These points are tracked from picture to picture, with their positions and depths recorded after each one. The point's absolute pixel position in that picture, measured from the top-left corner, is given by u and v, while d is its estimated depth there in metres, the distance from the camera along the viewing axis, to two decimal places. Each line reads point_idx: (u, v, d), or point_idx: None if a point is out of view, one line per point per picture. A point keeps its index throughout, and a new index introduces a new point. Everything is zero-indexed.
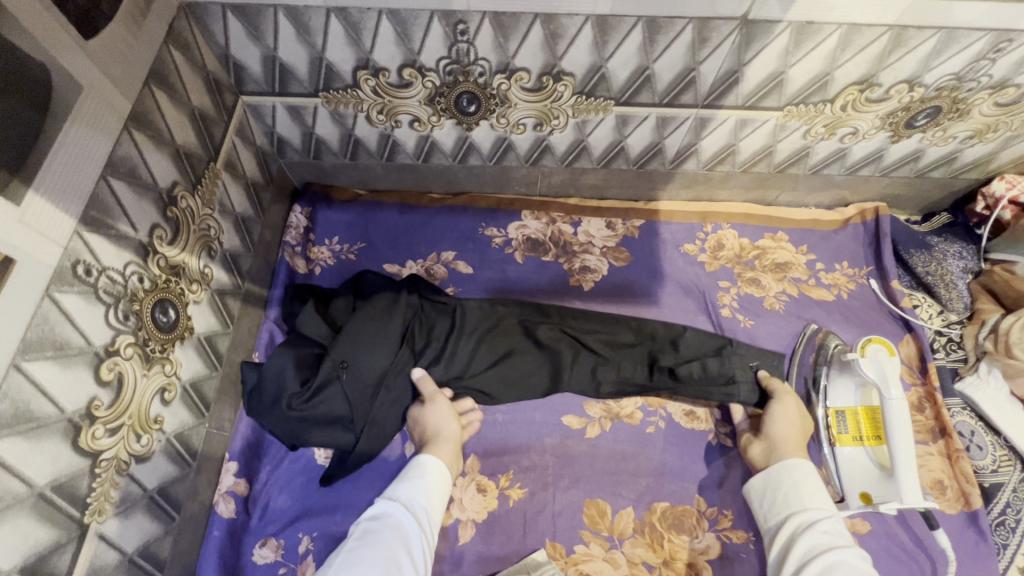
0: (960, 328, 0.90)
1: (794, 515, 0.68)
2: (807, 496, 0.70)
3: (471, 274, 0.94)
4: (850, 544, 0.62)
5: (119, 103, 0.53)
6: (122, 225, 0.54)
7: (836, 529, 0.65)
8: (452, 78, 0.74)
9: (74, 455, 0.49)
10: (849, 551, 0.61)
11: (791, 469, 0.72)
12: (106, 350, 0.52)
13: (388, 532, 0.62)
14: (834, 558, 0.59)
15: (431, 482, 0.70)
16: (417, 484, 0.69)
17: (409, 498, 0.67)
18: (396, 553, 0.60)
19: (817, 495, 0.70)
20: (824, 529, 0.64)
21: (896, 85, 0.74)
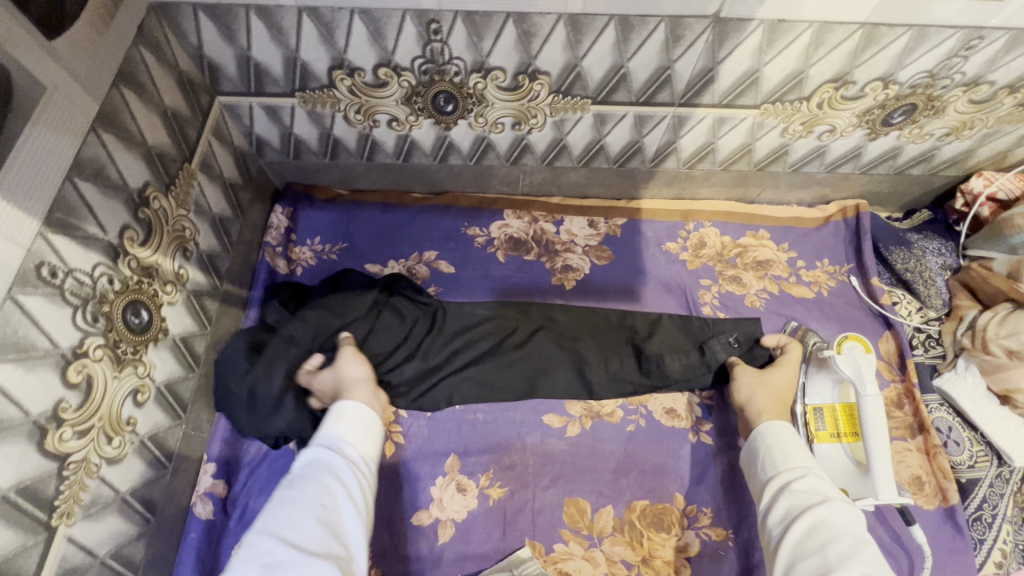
0: (938, 325, 0.90)
1: (775, 477, 0.65)
2: (781, 457, 0.67)
3: (453, 273, 0.94)
4: (831, 498, 0.59)
5: (86, 104, 0.53)
6: (90, 227, 0.54)
7: (813, 487, 0.62)
8: (428, 77, 0.74)
9: (41, 457, 0.49)
10: (826, 507, 0.58)
11: (763, 434, 0.70)
12: (74, 353, 0.52)
13: (318, 471, 0.58)
14: (812, 521, 0.57)
15: (355, 420, 0.65)
16: (340, 427, 0.64)
17: (335, 440, 0.62)
18: (326, 488, 0.56)
19: (794, 451, 0.66)
20: (803, 488, 0.61)
21: (871, 82, 0.74)
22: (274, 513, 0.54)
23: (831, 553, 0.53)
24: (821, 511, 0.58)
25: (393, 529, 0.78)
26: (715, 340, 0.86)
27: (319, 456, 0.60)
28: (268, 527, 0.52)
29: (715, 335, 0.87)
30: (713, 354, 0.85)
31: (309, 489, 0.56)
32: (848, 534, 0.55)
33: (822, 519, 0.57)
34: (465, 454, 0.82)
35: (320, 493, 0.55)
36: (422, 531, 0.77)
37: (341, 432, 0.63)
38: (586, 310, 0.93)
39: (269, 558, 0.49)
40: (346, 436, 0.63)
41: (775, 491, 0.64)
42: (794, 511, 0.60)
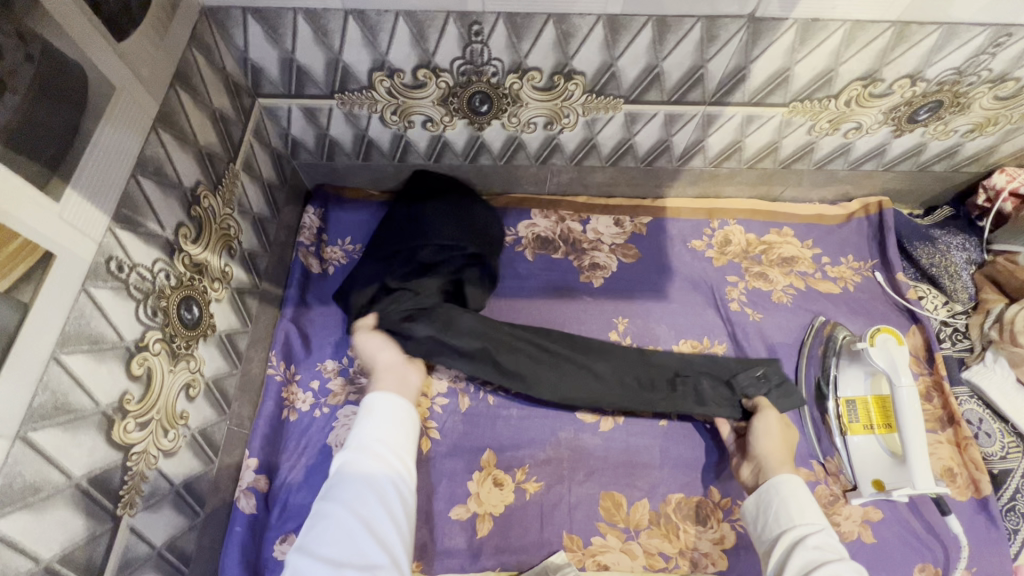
0: (965, 319, 0.92)
1: (787, 531, 0.65)
2: (795, 511, 0.67)
3: None
4: (843, 557, 0.60)
5: (148, 104, 0.54)
6: (151, 223, 0.56)
7: (829, 544, 0.62)
8: (466, 78, 0.75)
9: (108, 447, 0.50)
10: (844, 564, 0.58)
11: (777, 485, 0.69)
12: (136, 345, 0.53)
13: (354, 475, 0.60)
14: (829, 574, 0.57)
15: (385, 414, 0.66)
16: (370, 421, 0.66)
17: (368, 441, 0.64)
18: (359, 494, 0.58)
19: (809, 506, 0.67)
20: (818, 544, 0.62)
21: (899, 80, 0.76)
22: (312, 529, 0.55)
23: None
24: (839, 566, 0.58)
25: (432, 523, 0.78)
26: (746, 375, 0.83)
27: (352, 459, 0.62)
28: (303, 544, 0.54)
29: (746, 369, 0.84)
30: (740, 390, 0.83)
31: (343, 498, 0.57)
32: None
33: (838, 573, 0.57)
34: (500, 449, 0.83)
35: (357, 498, 0.57)
36: (461, 525, 0.78)
37: (373, 430, 0.65)
38: (615, 306, 0.94)
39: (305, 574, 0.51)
40: (377, 439, 0.64)
41: (786, 548, 0.64)
42: (810, 565, 0.60)
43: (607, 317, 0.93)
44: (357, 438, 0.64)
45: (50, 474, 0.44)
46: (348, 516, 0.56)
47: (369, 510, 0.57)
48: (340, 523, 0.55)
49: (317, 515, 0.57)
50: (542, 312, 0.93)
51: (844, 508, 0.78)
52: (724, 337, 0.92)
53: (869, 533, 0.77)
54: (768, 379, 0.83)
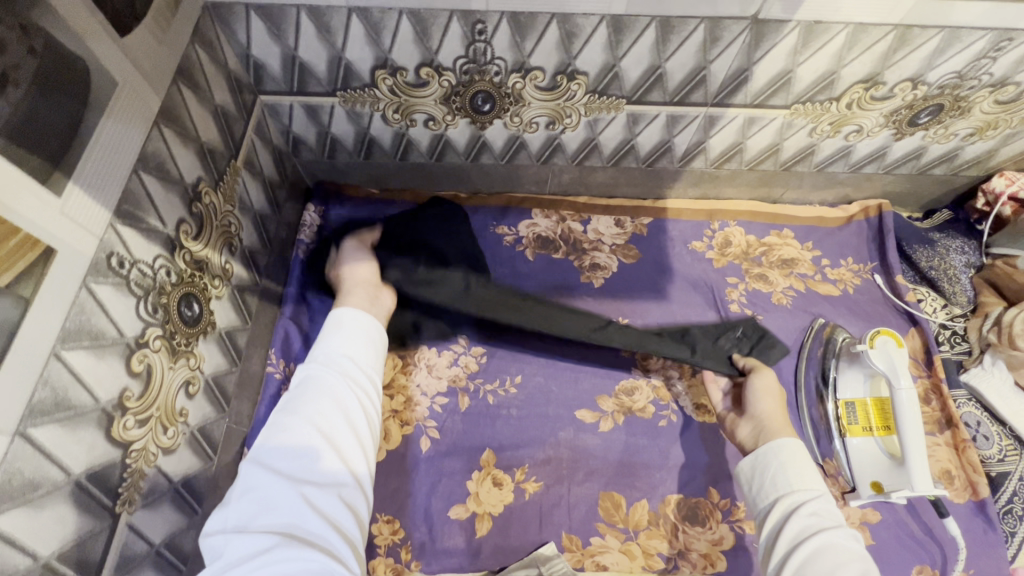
0: (964, 321, 0.92)
1: (783, 496, 0.65)
2: (795, 476, 0.66)
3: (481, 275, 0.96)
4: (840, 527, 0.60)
5: (150, 99, 0.54)
6: (152, 219, 0.55)
7: (825, 511, 0.62)
8: (468, 77, 0.75)
9: (108, 444, 0.50)
10: (840, 534, 0.59)
11: (778, 450, 0.68)
12: (137, 342, 0.53)
13: (316, 386, 0.59)
14: (823, 545, 0.57)
15: (351, 326, 0.66)
16: (337, 336, 0.65)
17: (335, 355, 0.63)
18: (319, 398, 0.58)
19: (806, 470, 0.67)
20: (815, 512, 0.62)
21: (901, 83, 0.76)
22: (269, 441, 0.55)
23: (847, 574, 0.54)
24: (835, 536, 0.58)
25: (431, 522, 0.78)
26: (725, 337, 0.88)
27: (317, 372, 0.61)
28: (260, 458, 0.54)
29: (726, 332, 0.89)
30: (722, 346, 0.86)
31: (304, 409, 0.56)
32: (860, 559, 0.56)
33: (834, 543, 0.58)
34: (500, 448, 0.83)
35: (320, 403, 0.57)
36: (460, 524, 0.78)
37: (340, 344, 0.64)
38: (615, 307, 0.94)
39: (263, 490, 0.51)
40: (341, 348, 0.64)
41: (780, 512, 0.64)
42: (805, 533, 0.60)
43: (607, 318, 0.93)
44: (322, 350, 0.63)
45: (50, 471, 0.44)
46: (308, 427, 0.55)
47: (330, 399, 0.58)
48: (298, 434, 0.55)
49: (280, 414, 0.57)
50: None
51: (842, 509, 0.78)
52: None
53: (867, 535, 0.77)
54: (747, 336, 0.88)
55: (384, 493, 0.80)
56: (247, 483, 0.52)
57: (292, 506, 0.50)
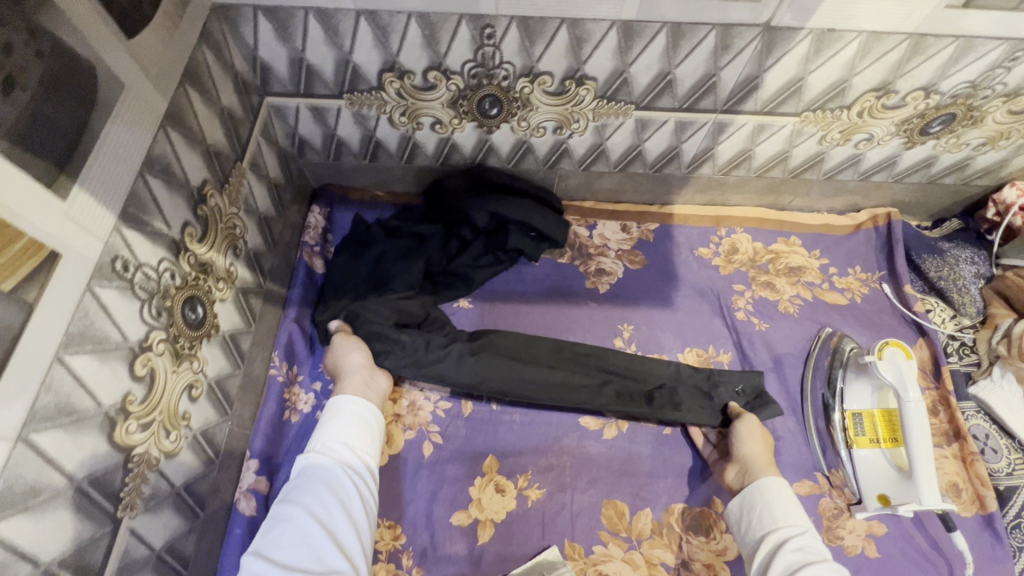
0: (973, 333, 0.91)
1: (770, 532, 0.68)
2: (779, 513, 0.68)
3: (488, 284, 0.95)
4: (824, 560, 0.62)
5: (157, 102, 0.54)
6: (157, 223, 0.55)
7: (811, 546, 0.64)
8: (476, 81, 0.75)
9: (110, 449, 0.49)
10: (827, 566, 0.61)
11: (763, 486, 0.71)
12: (140, 346, 0.53)
13: (316, 477, 0.63)
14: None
15: (350, 415, 0.70)
16: (334, 427, 0.69)
17: (333, 449, 0.67)
18: (319, 492, 0.62)
19: (792, 508, 0.69)
20: (801, 546, 0.64)
21: (913, 92, 0.75)
22: (270, 534, 0.58)
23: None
24: (821, 568, 0.60)
25: (433, 528, 0.78)
26: (724, 386, 0.85)
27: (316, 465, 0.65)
28: (262, 549, 0.57)
29: (726, 381, 0.85)
30: (719, 401, 0.84)
31: (304, 499, 0.61)
32: None
33: (821, 574, 0.60)
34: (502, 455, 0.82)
35: (320, 496, 0.61)
36: (461, 530, 0.77)
37: (337, 435, 0.68)
38: (620, 313, 0.93)
39: None
40: (338, 441, 0.68)
41: (768, 547, 0.66)
42: (793, 566, 0.62)
43: (612, 324, 0.93)
44: (321, 443, 0.68)
45: (51, 476, 0.44)
46: (308, 520, 0.59)
47: (327, 493, 0.62)
48: (299, 527, 0.58)
49: (280, 512, 0.61)
50: (547, 316, 0.93)
51: (848, 521, 0.78)
52: (730, 347, 0.91)
53: (873, 548, 0.76)
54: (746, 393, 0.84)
55: (385, 499, 0.79)
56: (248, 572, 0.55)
57: None
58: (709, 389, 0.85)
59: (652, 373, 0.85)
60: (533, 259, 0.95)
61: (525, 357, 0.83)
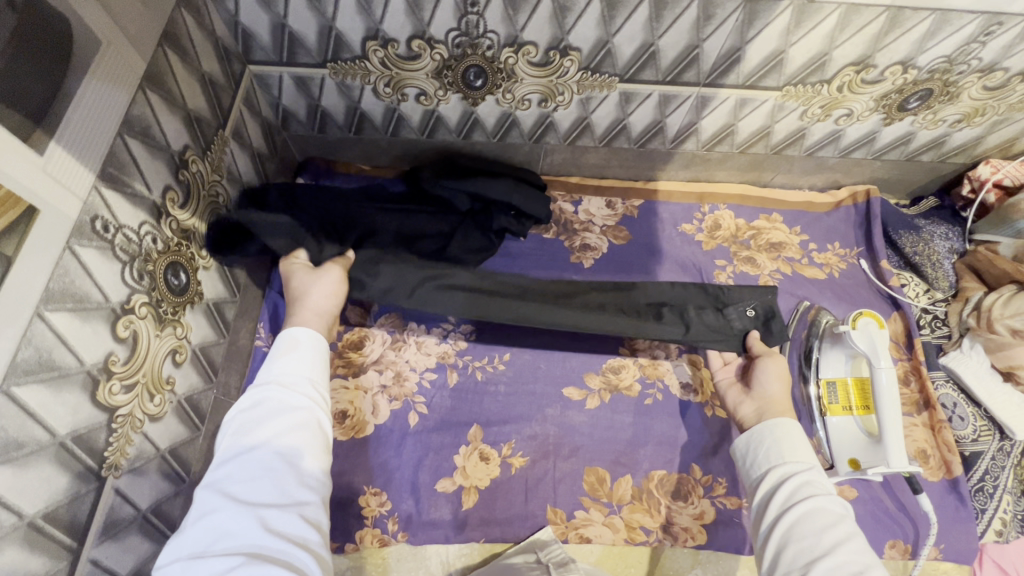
0: (945, 306, 0.93)
1: (773, 467, 0.66)
2: (788, 449, 0.67)
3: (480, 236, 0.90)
4: (833, 497, 0.61)
5: (136, 63, 0.53)
6: (137, 184, 0.55)
7: (818, 481, 0.64)
8: (461, 50, 0.75)
9: (93, 408, 0.50)
10: (829, 499, 0.61)
11: (773, 426, 0.69)
12: (122, 308, 0.53)
13: (267, 409, 0.58)
14: (814, 509, 0.60)
15: (302, 352, 0.64)
16: (289, 360, 0.62)
17: (281, 377, 0.61)
18: (274, 425, 0.57)
19: (801, 441, 0.68)
20: (807, 481, 0.63)
21: (891, 66, 0.76)
22: (228, 464, 0.54)
23: (834, 535, 0.57)
24: (824, 502, 0.60)
25: (418, 495, 0.79)
26: (733, 307, 0.83)
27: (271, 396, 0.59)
28: (217, 484, 0.53)
29: (735, 302, 0.84)
30: (731, 321, 0.82)
31: (258, 433, 0.56)
32: (846, 527, 0.58)
33: (822, 508, 0.60)
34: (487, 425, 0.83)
35: (278, 429, 0.56)
36: (446, 497, 0.79)
37: (293, 367, 0.62)
38: None
39: (219, 514, 0.51)
40: (288, 371, 0.61)
41: (770, 475, 0.66)
42: (796, 495, 0.62)
43: None
44: (276, 374, 0.61)
45: (33, 431, 0.44)
46: (264, 454, 0.54)
47: (284, 428, 0.57)
48: (256, 462, 0.54)
49: (237, 442, 0.56)
50: None
51: None
52: None
53: None
54: (756, 317, 0.83)
55: (370, 467, 0.80)
56: (202, 508, 0.52)
57: (249, 529, 0.49)
58: (720, 306, 0.83)
59: (653, 296, 0.83)
60: (521, 235, 0.96)
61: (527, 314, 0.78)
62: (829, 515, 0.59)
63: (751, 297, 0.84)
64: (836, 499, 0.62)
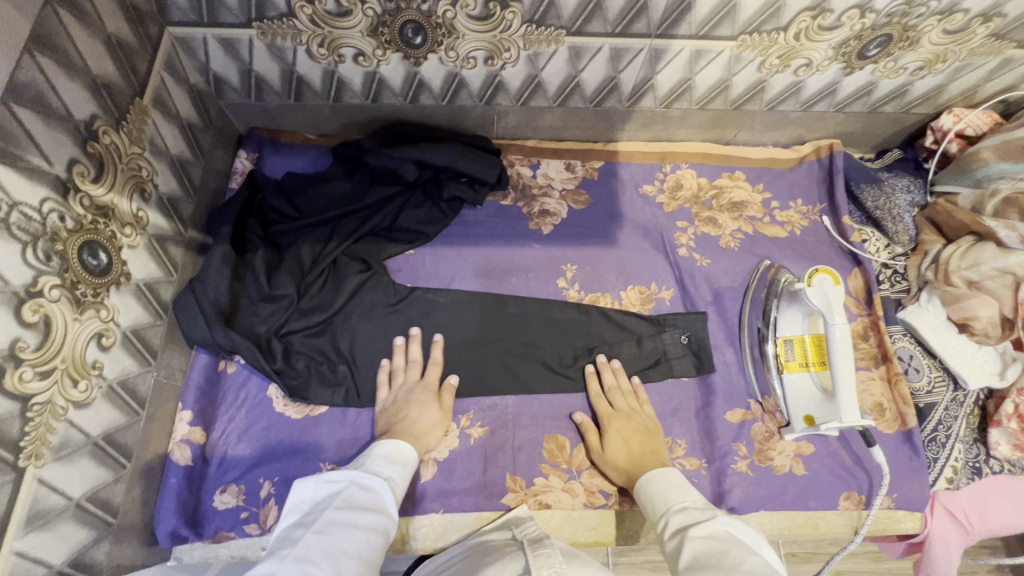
0: (904, 260, 0.92)
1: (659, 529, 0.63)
2: (661, 504, 0.65)
3: (432, 248, 0.91)
4: (699, 528, 0.57)
5: (17, 21, 0.49)
6: (33, 158, 0.51)
7: (690, 520, 0.60)
8: (394, 5, 0.70)
9: (2, 397, 0.47)
10: (694, 538, 0.56)
11: (643, 492, 0.69)
12: (27, 292, 0.50)
13: (366, 503, 0.61)
14: (688, 556, 0.54)
15: (400, 463, 0.69)
16: (393, 463, 0.68)
17: (390, 475, 0.67)
18: (372, 518, 0.60)
19: (660, 498, 0.66)
20: (680, 528, 0.59)
21: (848, 11, 0.73)
22: (325, 532, 0.55)
23: (706, 574, 0.50)
24: (692, 546, 0.55)
25: None
26: (670, 331, 0.87)
27: (371, 490, 0.63)
28: (319, 543, 0.54)
29: (671, 329, 0.87)
30: (663, 345, 0.86)
31: (358, 517, 0.59)
32: (709, 558, 0.52)
33: (692, 554, 0.54)
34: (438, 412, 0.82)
35: (366, 521, 0.59)
36: None
37: (390, 470, 0.67)
38: (563, 254, 0.93)
39: (314, 570, 0.51)
40: (395, 471, 0.68)
41: (661, 548, 0.61)
42: (675, 552, 0.57)
43: (556, 264, 0.92)
44: (374, 467, 0.67)
45: None
46: (356, 538, 0.56)
47: (379, 522, 0.60)
48: (351, 541, 0.55)
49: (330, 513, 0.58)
50: (491, 260, 0.92)
51: (778, 443, 0.81)
52: (671, 283, 0.92)
53: (801, 466, 0.81)
54: (691, 343, 0.87)
55: None
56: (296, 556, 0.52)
57: None
58: (657, 331, 0.87)
59: (591, 331, 0.87)
60: (475, 203, 0.93)
61: (470, 361, 0.84)
62: (699, 557, 0.53)
63: (688, 326, 0.87)
64: (699, 532, 0.57)
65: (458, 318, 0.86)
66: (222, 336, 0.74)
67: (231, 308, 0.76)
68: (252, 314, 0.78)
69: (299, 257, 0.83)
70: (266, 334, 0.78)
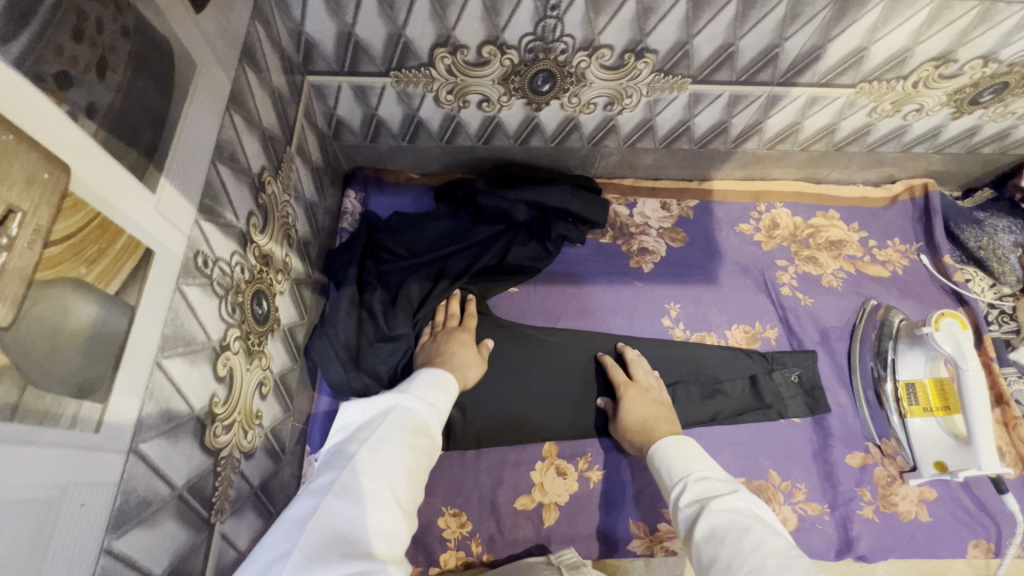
0: (1014, 300, 0.93)
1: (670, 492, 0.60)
2: (679, 466, 0.62)
3: (536, 286, 0.92)
4: (716, 503, 0.54)
5: (221, 82, 0.50)
6: (228, 214, 0.51)
7: (713, 490, 0.56)
8: (533, 56, 0.71)
9: (202, 454, 0.47)
10: (710, 513, 0.53)
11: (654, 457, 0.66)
12: (220, 345, 0.50)
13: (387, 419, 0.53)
14: (707, 530, 0.52)
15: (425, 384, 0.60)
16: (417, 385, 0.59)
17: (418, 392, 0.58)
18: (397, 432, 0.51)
19: (676, 462, 0.62)
20: (700, 498, 0.56)
21: (972, 60, 0.74)
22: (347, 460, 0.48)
23: (727, 552, 0.48)
24: (709, 520, 0.52)
25: (498, 515, 0.78)
26: (779, 372, 0.86)
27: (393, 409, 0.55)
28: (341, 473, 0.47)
29: (782, 367, 0.87)
30: (774, 386, 0.86)
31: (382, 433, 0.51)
32: (732, 536, 0.49)
33: (710, 528, 0.51)
34: (537, 441, 0.81)
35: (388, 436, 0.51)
36: (527, 514, 0.78)
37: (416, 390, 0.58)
38: (666, 292, 0.93)
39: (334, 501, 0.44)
40: (421, 388, 0.59)
41: (673, 513, 0.58)
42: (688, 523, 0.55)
43: (660, 303, 0.92)
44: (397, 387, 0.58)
45: (158, 487, 0.41)
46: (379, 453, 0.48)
47: (407, 432, 0.52)
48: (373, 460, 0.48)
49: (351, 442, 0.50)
50: (597, 299, 0.92)
51: (901, 488, 0.80)
52: (776, 322, 0.92)
53: (925, 512, 0.79)
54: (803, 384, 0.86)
55: (450, 489, 0.78)
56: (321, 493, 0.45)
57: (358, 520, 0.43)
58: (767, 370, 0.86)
59: (704, 374, 0.86)
60: (578, 241, 0.93)
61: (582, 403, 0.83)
62: (717, 532, 0.51)
63: (798, 364, 0.87)
64: (720, 505, 0.54)
65: (569, 358, 0.85)
66: (354, 377, 0.75)
67: (357, 349, 0.77)
68: (376, 355, 0.78)
69: (409, 295, 0.82)
70: (387, 373, 0.78)
